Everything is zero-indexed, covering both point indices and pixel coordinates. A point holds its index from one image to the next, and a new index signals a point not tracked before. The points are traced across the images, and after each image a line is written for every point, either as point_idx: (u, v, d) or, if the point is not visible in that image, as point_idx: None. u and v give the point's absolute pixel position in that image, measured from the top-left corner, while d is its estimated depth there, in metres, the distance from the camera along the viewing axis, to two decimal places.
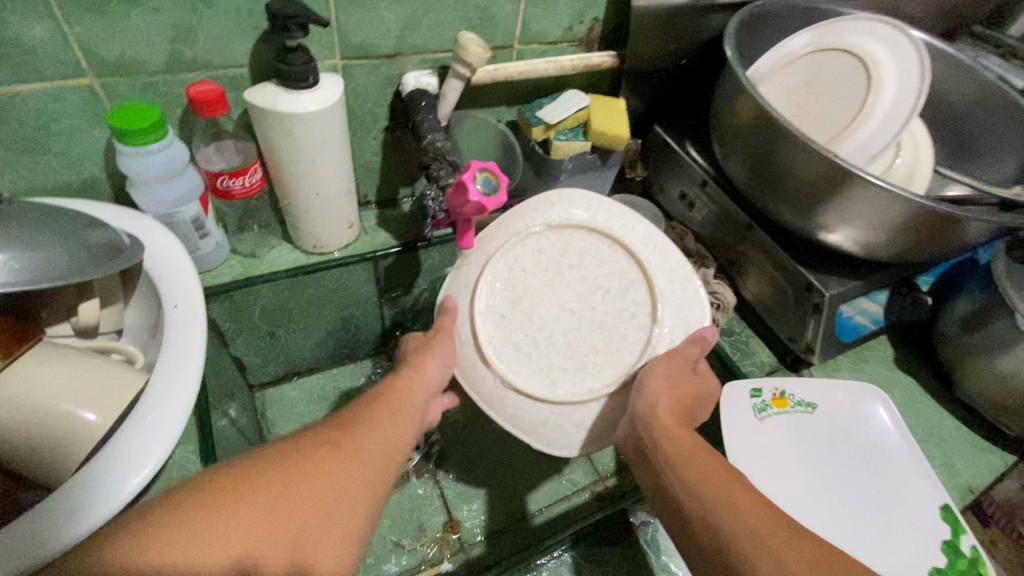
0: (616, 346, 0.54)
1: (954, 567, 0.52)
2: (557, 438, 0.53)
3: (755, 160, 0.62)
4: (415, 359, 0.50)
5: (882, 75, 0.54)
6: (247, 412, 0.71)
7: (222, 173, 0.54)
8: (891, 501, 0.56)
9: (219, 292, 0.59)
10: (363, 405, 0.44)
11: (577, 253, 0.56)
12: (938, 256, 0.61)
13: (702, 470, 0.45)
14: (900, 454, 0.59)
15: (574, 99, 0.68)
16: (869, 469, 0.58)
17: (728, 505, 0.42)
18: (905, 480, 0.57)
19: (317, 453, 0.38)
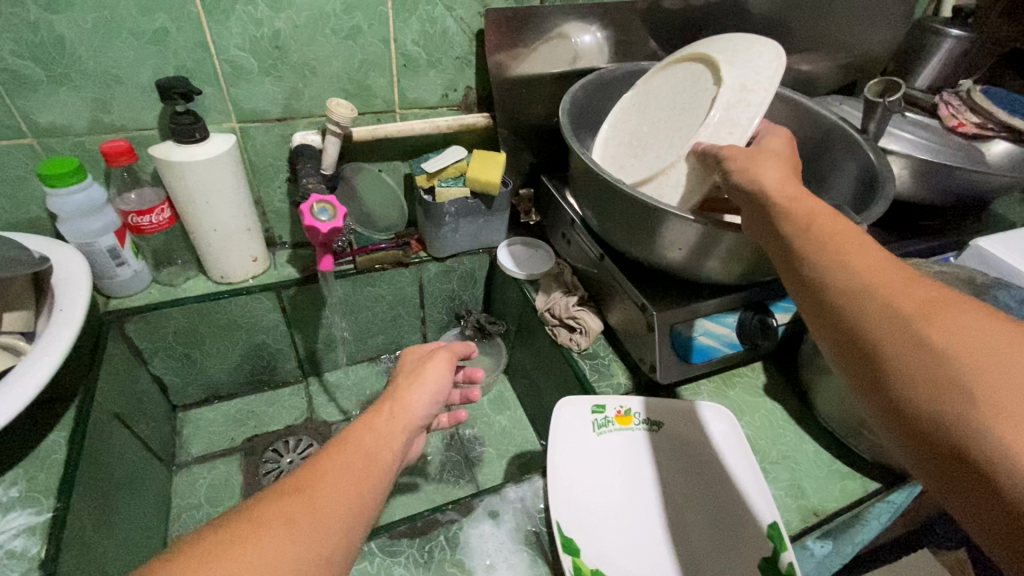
0: (688, 124, 0.61)
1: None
2: (669, 196, 0.59)
3: (591, 198, 0.69)
4: (401, 387, 0.49)
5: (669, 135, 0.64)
6: (164, 428, 0.80)
7: (132, 211, 0.67)
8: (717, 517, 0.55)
9: (133, 312, 0.71)
10: (331, 456, 0.40)
11: (678, 85, 0.67)
12: (770, 274, 0.65)
13: (820, 229, 0.40)
14: (740, 474, 0.57)
15: (453, 153, 0.79)
16: (700, 488, 0.57)
17: (850, 266, 0.37)
18: (739, 497, 0.55)
19: (277, 519, 0.34)
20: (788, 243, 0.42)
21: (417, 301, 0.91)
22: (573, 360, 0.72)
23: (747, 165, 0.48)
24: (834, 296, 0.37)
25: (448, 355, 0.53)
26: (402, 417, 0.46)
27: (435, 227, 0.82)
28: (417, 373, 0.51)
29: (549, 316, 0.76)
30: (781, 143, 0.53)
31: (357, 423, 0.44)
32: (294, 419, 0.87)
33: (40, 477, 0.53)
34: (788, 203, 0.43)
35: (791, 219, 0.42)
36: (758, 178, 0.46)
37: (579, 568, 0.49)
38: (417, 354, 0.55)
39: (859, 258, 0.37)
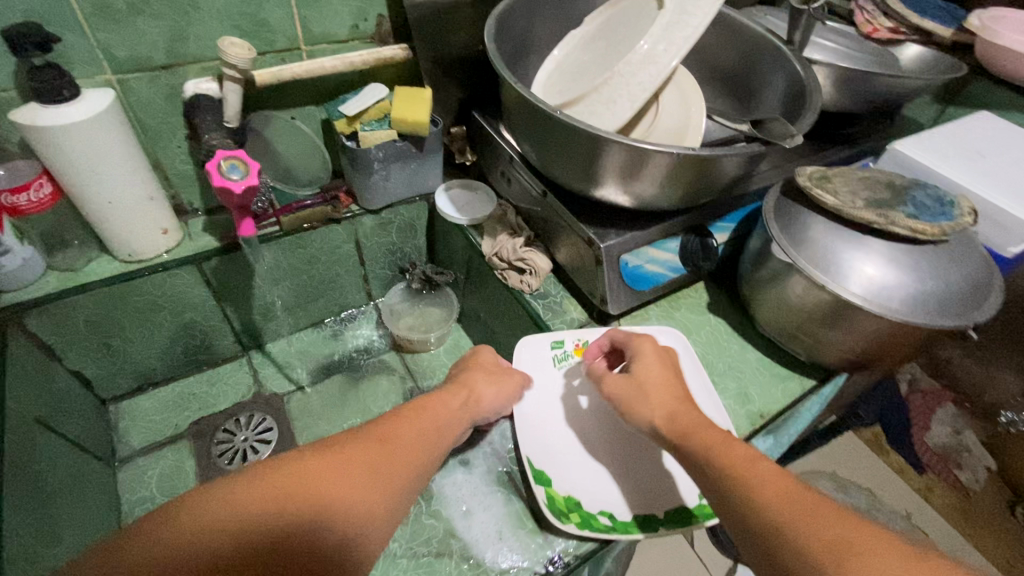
0: (626, 50, 0.59)
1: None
2: (599, 115, 0.57)
3: (530, 130, 0.65)
4: (476, 375, 0.56)
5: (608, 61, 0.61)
6: (97, 424, 0.73)
7: (3, 190, 0.58)
8: None
9: (32, 305, 0.63)
10: (406, 422, 0.48)
11: (620, 18, 0.64)
12: (711, 194, 0.66)
13: (718, 456, 0.43)
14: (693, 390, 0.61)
15: (372, 93, 0.72)
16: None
17: (769, 513, 0.38)
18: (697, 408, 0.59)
19: (362, 460, 0.43)
20: (709, 481, 0.43)
21: (356, 259, 0.87)
22: (525, 301, 0.72)
23: (636, 413, 0.50)
24: (763, 540, 0.38)
25: (518, 376, 0.57)
26: (468, 411, 0.53)
27: (364, 177, 0.76)
28: (496, 373, 0.57)
29: (497, 260, 0.75)
30: (655, 363, 0.53)
31: (434, 399, 0.52)
32: (242, 395, 0.82)
33: None
34: (689, 442, 0.46)
35: (704, 453, 0.44)
36: (637, 409, 0.50)
37: (552, 497, 0.51)
38: (493, 358, 0.60)
39: (764, 490, 0.40)
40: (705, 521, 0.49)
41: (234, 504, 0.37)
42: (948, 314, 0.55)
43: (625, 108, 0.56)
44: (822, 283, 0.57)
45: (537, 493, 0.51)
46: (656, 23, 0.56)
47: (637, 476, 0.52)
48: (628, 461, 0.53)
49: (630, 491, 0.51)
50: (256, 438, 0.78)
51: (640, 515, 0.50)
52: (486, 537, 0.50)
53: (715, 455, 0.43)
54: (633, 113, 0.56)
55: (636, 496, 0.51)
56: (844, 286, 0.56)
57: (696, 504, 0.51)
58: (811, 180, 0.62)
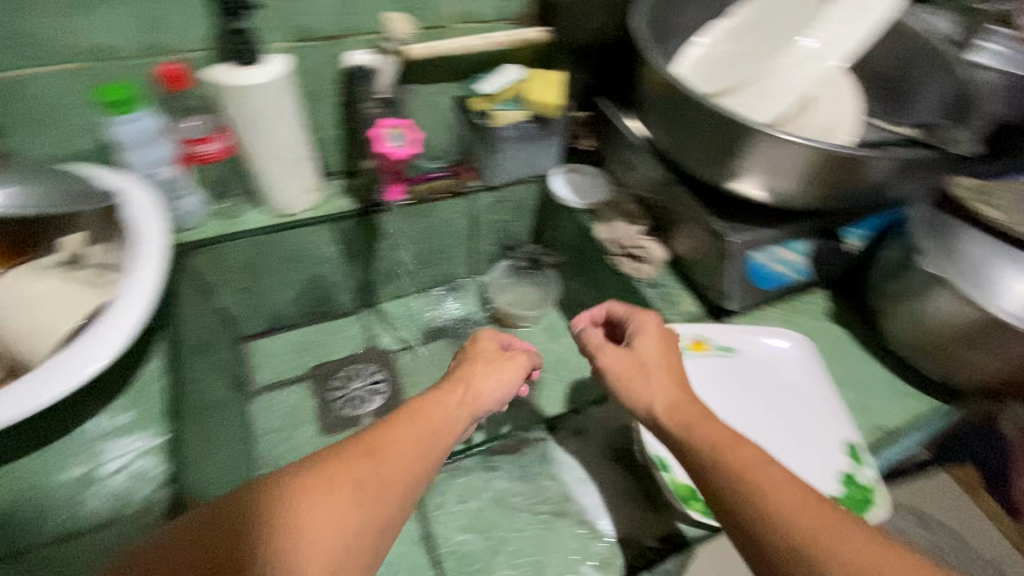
0: (784, 44, 0.59)
1: (847, 495, 0.54)
2: (750, 106, 0.57)
3: (666, 119, 0.65)
4: (475, 371, 0.56)
5: (761, 53, 0.61)
6: (235, 357, 0.82)
7: (192, 140, 0.65)
8: (796, 437, 0.58)
9: (200, 245, 0.70)
10: (399, 429, 0.46)
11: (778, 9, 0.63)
12: (852, 198, 0.63)
13: (728, 453, 0.44)
14: (812, 397, 0.61)
15: (510, 73, 0.75)
16: (778, 410, 0.61)
17: (779, 519, 0.39)
18: (816, 420, 0.59)
19: (348, 477, 0.41)
20: (716, 478, 0.43)
21: (469, 232, 0.90)
22: (639, 289, 0.73)
23: (638, 395, 0.51)
24: (763, 542, 0.39)
25: (521, 358, 0.59)
26: (468, 407, 0.52)
27: (491, 153, 0.79)
28: (492, 364, 0.57)
29: (614, 246, 0.75)
30: (655, 347, 0.54)
31: (430, 398, 0.51)
32: (356, 347, 0.89)
33: (148, 404, 0.56)
34: (693, 433, 0.46)
35: (712, 450, 0.44)
36: (645, 392, 0.51)
37: None
38: (490, 346, 0.60)
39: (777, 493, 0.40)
40: None
41: (204, 543, 0.35)
42: None
43: (780, 102, 0.56)
44: (975, 299, 0.54)
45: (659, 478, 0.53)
46: (823, 19, 0.56)
47: None
48: None
49: None
50: (368, 387, 0.84)
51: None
52: (603, 507, 0.52)
53: (717, 451, 0.44)
54: (789, 107, 0.56)
55: None
56: (994, 302, 0.54)
57: None
58: (969, 191, 0.59)
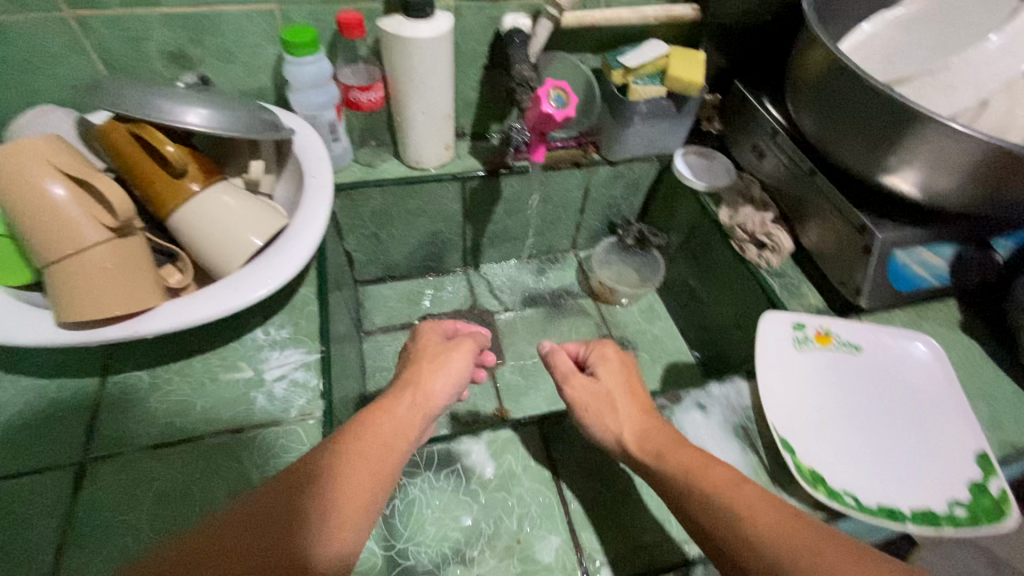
0: (973, 32, 0.58)
1: (978, 503, 0.51)
2: (934, 97, 0.57)
3: (822, 106, 0.65)
4: (426, 369, 0.55)
5: (943, 41, 0.60)
6: (353, 299, 0.87)
7: (354, 87, 0.69)
8: (924, 439, 0.56)
9: (343, 188, 0.75)
10: (347, 446, 0.44)
11: None
12: (1015, 205, 0.61)
13: (706, 482, 0.44)
14: (942, 402, 0.58)
15: (654, 48, 0.75)
16: (902, 411, 0.58)
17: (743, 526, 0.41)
18: (944, 427, 0.56)
19: (300, 503, 0.40)
20: (695, 506, 0.44)
21: (580, 205, 0.92)
22: (761, 277, 0.72)
23: (608, 427, 0.51)
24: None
25: (468, 345, 0.59)
26: (421, 406, 0.51)
27: (620, 127, 0.80)
28: (441, 360, 0.56)
29: (737, 231, 0.75)
30: (619, 374, 0.56)
31: (380, 403, 0.50)
32: (459, 304, 0.93)
33: (301, 324, 0.61)
34: (665, 462, 0.47)
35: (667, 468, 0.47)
36: (619, 427, 0.51)
37: (798, 466, 0.52)
38: (435, 342, 0.59)
39: (762, 514, 0.41)
40: (959, 529, 0.49)
41: None
42: None
43: (965, 97, 0.56)
44: None
45: (785, 460, 0.53)
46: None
47: (882, 472, 0.53)
48: (868, 455, 0.54)
49: (873, 482, 0.53)
50: None
51: (886, 506, 0.51)
52: None
53: (697, 479, 0.45)
54: (970, 103, 0.56)
55: (882, 488, 0.52)
56: None
57: (944, 512, 0.50)
58: None
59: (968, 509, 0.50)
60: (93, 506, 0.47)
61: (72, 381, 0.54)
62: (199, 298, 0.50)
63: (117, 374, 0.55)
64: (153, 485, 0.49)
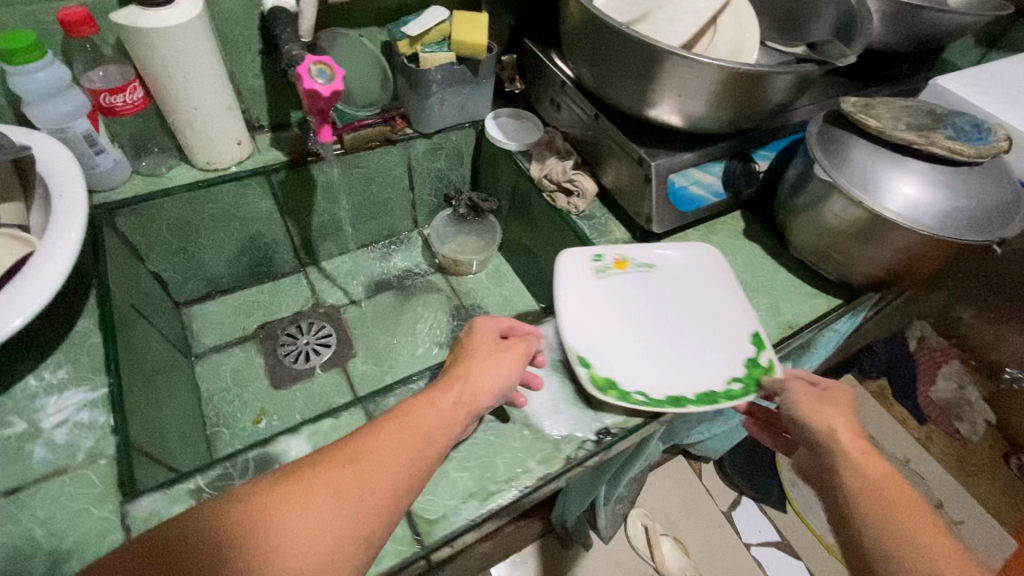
0: None
1: (749, 374, 0.59)
2: (664, 29, 0.63)
3: (589, 54, 0.69)
4: (480, 361, 0.52)
5: None
6: (175, 323, 0.80)
7: (103, 90, 0.62)
8: (708, 332, 0.63)
9: (121, 205, 0.68)
10: (384, 433, 0.43)
11: None
12: (758, 119, 0.69)
13: (881, 490, 0.46)
14: (722, 296, 0.66)
15: (434, 14, 0.75)
16: (691, 313, 0.65)
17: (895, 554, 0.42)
18: (723, 317, 0.64)
19: (329, 488, 0.39)
20: (850, 502, 0.46)
21: (407, 182, 0.91)
22: (572, 221, 0.76)
23: (826, 433, 0.51)
24: (872, 555, 0.43)
25: (522, 346, 0.54)
26: (464, 406, 0.48)
27: (422, 98, 0.79)
28: (492, 358, 0.52)
29: (546, 183, 0.78)
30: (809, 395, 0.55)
31: (424, 396, 0.48)
32: (302, 305, 0.89)
33: (83, 359, 0.55)
34: (848, 459, 0.49)
35: (853, 486, 0.47)
36: (829, 428, 0.51)
37: (592, 377, 0.57)
38: (489, 333, 0.55)
39: (916, 512, 0.44)
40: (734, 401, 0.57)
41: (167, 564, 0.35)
42: (979, 230, 0.60)
43: (688, 25, 0.63)
44: (860, 201, 0.61)
45: (579, 373, 0.57)
46: None
47: (672, 367, 0.59)
48: (659, 355, 0.60)
49: (663, 378, 0.59)
50: (317, 341, 0.85)
51: (673, 396, 0.57)
52: (545, 411, 0.57)
53: (871, 482, 0.47)
54: (695, 31, 0.63)
55: (672, 381, 0.58)
56: (883, 204, 0.61)
57: (724, 389, 0.58)
58: (856, 106, 0.66)
59: (741, 381, 0.58)
60: None
61: None
62: None
63: None
64: None
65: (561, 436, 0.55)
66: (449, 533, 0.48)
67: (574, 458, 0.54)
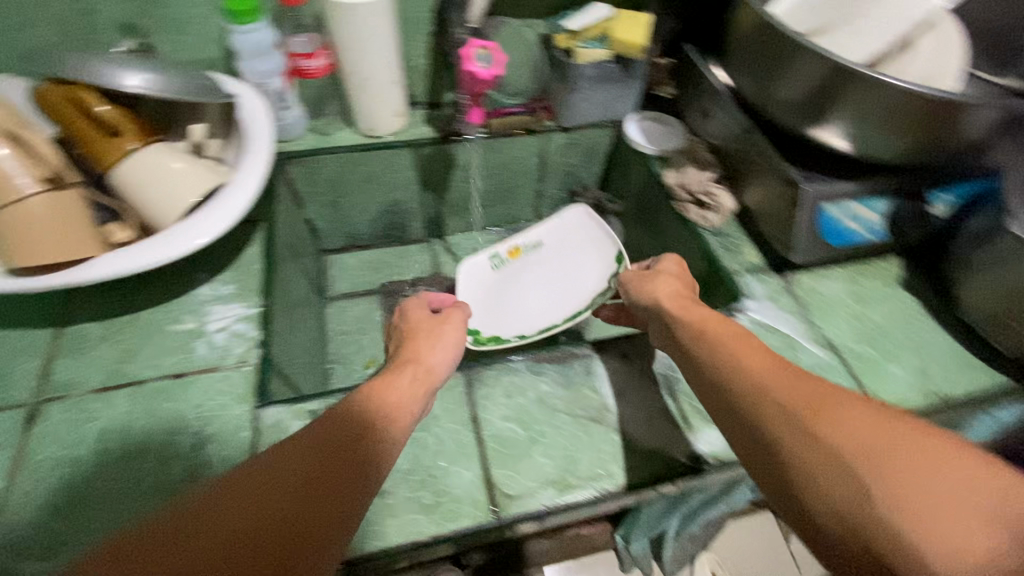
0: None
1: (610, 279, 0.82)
2: (851, 45, 0.58)
3: (755, 63, 0.66)
4: (421, 343, 0.56)
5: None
6: (317, 266, 0.90)
7: (299, 55, 0.72)
8: (597, 275, 0.84)
9: (296, 156, 0.77)
10: (342, 412, 0.45)
11: None
12: (945, 157, 0.61)
13: (802, 399, 0.43)
14: (584, 247, 0.88)
15: (595, 11, 0.77)
16: (571, 273, 0.87)
17: (907, 517, 0.35)
18: (593, 259, 0.86)
19: (292, 463, 0.39)
20: (769, 422, 0.43)
21: (539, 173, 0.93)
22: (703, 236, 0.73)
23: (712, 358, 0.50)
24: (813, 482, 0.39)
25: (453, 316, 0.61)
26: (420, 380, 0.51)
27: (570, 92, 0.80)
28: (434, 334, 0.58)
29: (681, 192, 0.76)
30: (673, 284, 0.61)
31: (378, 380, 0.50)
32: (423, 271, 0.96)
33: (247, 280, 0.64)
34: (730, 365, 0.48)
35: (812, 466, 0.39)
36: (696, 329, 0.53)
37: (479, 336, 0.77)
38: (418, 311, 0.63)
39: (840, 407, 0.41)
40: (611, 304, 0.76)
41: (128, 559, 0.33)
42: None
43: (878, 43, 0.57)
44: None
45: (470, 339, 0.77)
46: None
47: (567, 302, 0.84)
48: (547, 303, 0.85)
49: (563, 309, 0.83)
50: None
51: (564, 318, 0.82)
52: (641, 420, 0.55)
53: (774, 383, 0.45)
54: (886, 47, 0.57)
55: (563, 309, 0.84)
56: None
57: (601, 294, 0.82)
58: None
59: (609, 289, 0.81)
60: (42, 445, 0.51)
61: (31, 334, 0.58)
62: (130, 255, 0.53)
63: (71, 328, 0.59)
64: (97, 425, 0.52)
65: (651, 449, 0.53)
66: (524, 512, 0.49)
67: (662, 474, 0.52)
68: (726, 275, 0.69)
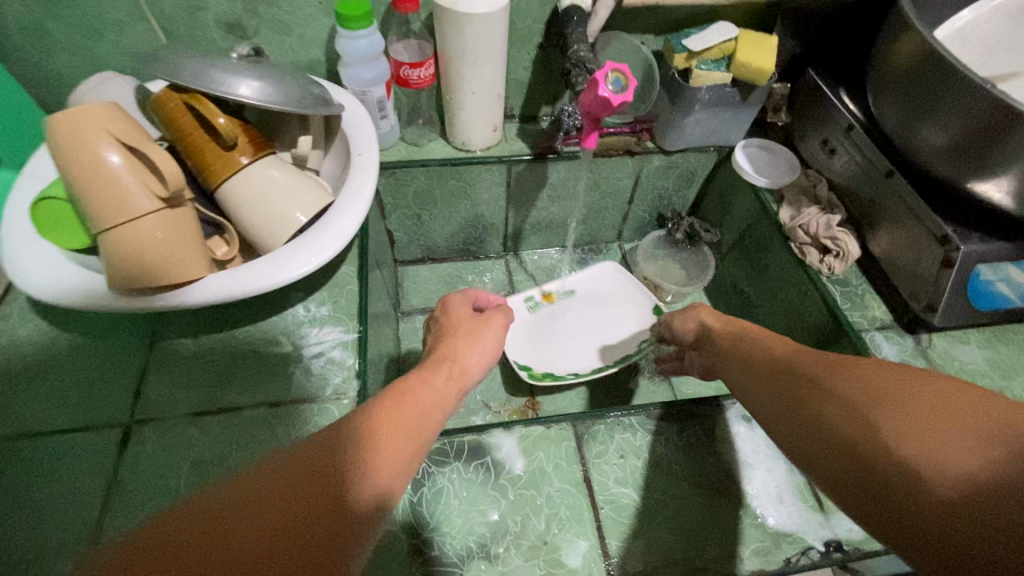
0: None
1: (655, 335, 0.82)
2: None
3: (907, 100, 0.59)
4: (460, 338, 0.54)
5: None
6: (393, 278, 0.87)
7: (404, 63, 0.67)
8: (635, 320, 0.84)
9: (387, 166, 0.74)
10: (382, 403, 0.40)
11: None
12: None
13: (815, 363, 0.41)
14: (621, 295, 0.88)
15: (723, 30, 0.69)
16: (606, 321, 0.85)
17: (895, 429, 0.31)
18: (630, 307, 0.86)
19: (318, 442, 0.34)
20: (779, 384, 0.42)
21: (629, 196, 0.88)
22: (822, 284, 0.68)
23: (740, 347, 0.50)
24: (814, 422, 0.37)
25: (498, 318, 0.59)
26: (453, 372, 0.47)
27: (680, 115, 0.75)
28: (477, 331, 0.55)
29: (799, 233, 0.70)
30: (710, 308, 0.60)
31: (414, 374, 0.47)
32: (498, 290, 0.92)
33: (341, 302, 0.61)
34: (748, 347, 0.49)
35: (818, 411, 0.37)
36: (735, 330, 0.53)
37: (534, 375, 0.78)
38: (459, 301, 0.63)
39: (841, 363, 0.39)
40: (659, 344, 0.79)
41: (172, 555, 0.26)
42: None
43: None
44: None
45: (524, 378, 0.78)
46: None
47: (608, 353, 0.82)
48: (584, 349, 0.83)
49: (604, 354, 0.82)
50: None
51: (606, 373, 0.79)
52: (769, 496, 0.50)
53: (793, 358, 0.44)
54: None
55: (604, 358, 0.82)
56: None
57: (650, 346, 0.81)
58: None
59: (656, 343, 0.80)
60: (135, 468, 0.49)
61: (122, 345, 0.56)
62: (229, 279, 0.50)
63: (164, 342, 0.56)
64: (191, 453, 0.50)
65: (781, 529, 0.49)
66: None
67: (794, 562, 0.47)
68: (851, 331, 0.63)
